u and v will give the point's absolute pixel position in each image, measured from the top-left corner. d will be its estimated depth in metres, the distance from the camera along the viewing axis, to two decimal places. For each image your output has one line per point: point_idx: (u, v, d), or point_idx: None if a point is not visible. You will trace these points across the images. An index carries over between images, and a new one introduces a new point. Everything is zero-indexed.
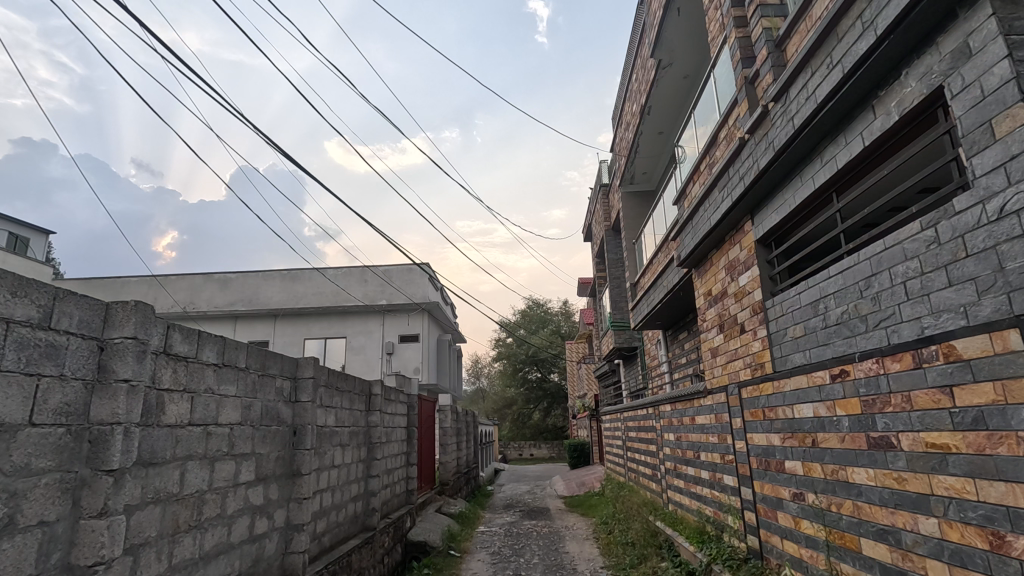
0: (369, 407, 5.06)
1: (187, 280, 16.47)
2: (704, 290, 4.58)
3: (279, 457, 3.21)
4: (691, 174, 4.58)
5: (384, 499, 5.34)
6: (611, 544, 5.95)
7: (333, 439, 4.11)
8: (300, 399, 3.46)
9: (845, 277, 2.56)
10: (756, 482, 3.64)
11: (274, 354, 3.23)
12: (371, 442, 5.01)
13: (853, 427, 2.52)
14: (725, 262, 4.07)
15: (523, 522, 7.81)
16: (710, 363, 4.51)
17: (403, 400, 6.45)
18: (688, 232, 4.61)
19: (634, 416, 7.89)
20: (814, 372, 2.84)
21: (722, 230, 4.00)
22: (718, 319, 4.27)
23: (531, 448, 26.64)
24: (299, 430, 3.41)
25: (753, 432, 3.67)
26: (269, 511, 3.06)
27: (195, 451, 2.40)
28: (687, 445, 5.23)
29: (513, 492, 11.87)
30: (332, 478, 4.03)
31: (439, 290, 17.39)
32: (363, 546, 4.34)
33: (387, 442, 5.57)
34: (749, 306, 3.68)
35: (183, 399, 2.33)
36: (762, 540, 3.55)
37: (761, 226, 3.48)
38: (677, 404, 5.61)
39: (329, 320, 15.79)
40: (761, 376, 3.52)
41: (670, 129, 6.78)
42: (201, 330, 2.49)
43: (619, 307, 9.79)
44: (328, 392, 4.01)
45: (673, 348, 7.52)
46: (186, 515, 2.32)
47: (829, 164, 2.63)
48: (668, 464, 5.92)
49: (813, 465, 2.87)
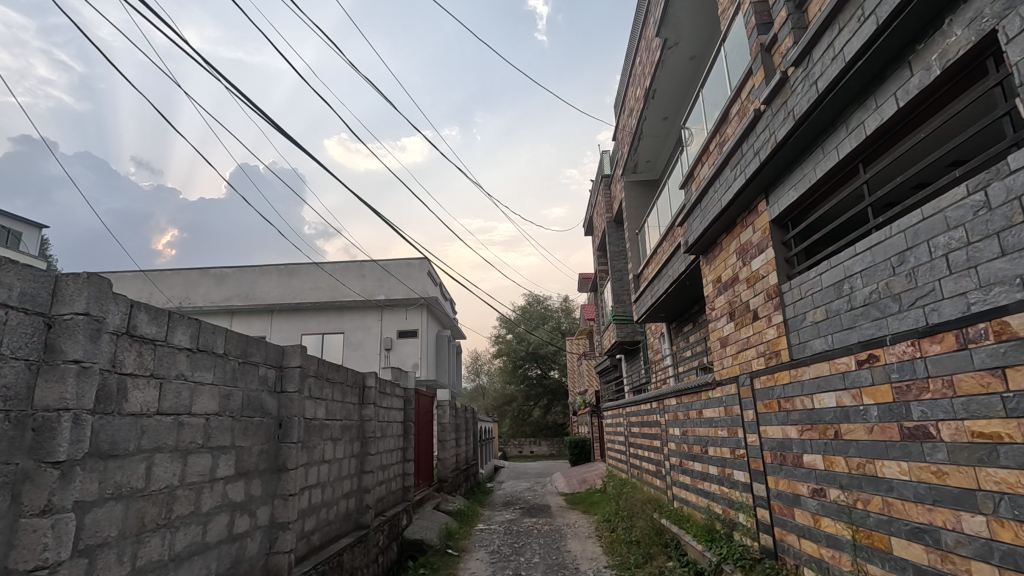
0: (362, 400, 4.85)
1: (183, 275, 16.27)
2: (712, 277, 4.38)
3: (263, 451, 3.00)
4: (699, 155, 4.36)
5: (379, 497, 5.13)
6: (614, 542, 5.75)
7: (324, 432, 3.90)
8: (286, 389, 3.25)
9: (875, 254, 2.35)
10: (770, 478, 3.44)
11: (256, 340, 3.02)
12: (365, 436, 4.80)
13: (883, 417, 2.31)
14: (737, 246, 3.85)
15: (523, 519, 7.61)
16: (719, 353, 4.31)
17: (399, 393, 6.25)
18: (696, 216, 4.39)
19: (637, 411, 7.70)
20: (838, 359, 2.63)
21: (733, 212, 3.79)
22: (728, 307, 4.06)
23: (532, 445, 26.47)
24: (285, 422, 3.21)
25: (767, 425, 3.46)
26: (252, 508, 2.86)
27: (164, 443, 2.19)
28: (694, 440, 5.03)
29: (514, 489, 11.67)
30: (321, 473, 3.83)
31: (439, 284, 17.18)
32: (355, 545, 4.14)
33: (382, 437, 5.36)
34: (763, 291, 3.47)
35: (149, 386, 2.12)
36: (777, 539, 3.34)
37: (776, 205, 3.27)
38: (683, 397, 5.40)
39: (326, 315, 15.58)
40: (776, 365, 3.32)
41: (675, 114, 6.57)
42: (171, 311, 2.28)
43: (621, 300, 9.57)
44: (317, 383, 3.80)
45: (678, 341, 7.32)
46: (153, 513, 2.11)
47: (856, 132, 2.42)
48: (673, 459, 5.72)
49: (836, 459, 2.66)
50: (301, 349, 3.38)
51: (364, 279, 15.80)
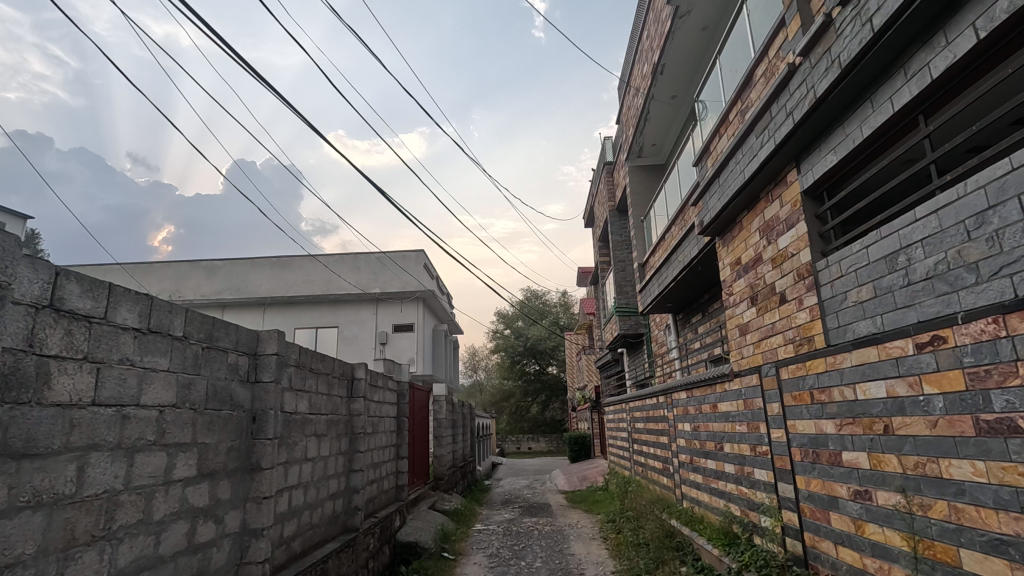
0: (351, 393, 4.49)
1: (173, 267, 15.86)
2: (731, 260, 4.03)
3: (233, 449, 2.65)
4: (717, 127, 4.01)
5: (369, 497, 4.78)
6: (621, 545, 5.41)
7: (306, 428, 3.55)
8: (261, 380, 2.90)
9: (943, 217, 2.01)
10: (800, 478, 3.11)
11: (225, 323, 2.66)
12: (353, 432, 4.44)
13: (951, 409, 1.98)
14: (760, 223, 3.51)
15: (522, 519, 7.29)
16: (737, 343, 3.97)
17: (392, 387, 5.90)
18: (713, 193, 4.05)
19: (641, 406, 7.37)
20: (889, 343, 2.29)
21: (756, 186, 3.44)
22: (749, 291, 3.72)
23: (529, 442, 26.17)
24: (259, 416, 2.85)
25: (796, 419, 3.13)
26: (219, 514, 2.51)
27: (102, 439, 1.84)
28: (707, 436, 4.71)
29: (512, 486, 11.36)
30: (303, 473, 3.48)
31: (435, 278, 16.82)
32: (343, 550, 3.80)
33: (373, 433, 5.02)
34: (792, 272, 3.13)
35: (82, 371, 1.77)
36: (808, 546, 3.02)
37: (810, 173, 2.93)
38: (695, 391, 5.06)
39: (320, 309, 15.21)
40: (808, 353, 2.98)
41: (685, 92, 6.21)
42: (111, 283, 1.92)
43: (623, 291, 9.24)
44: (299, 374, 3.45)
45: (685, 333, 6.99)
46: (88, 523, 1.76)
47: (918, 76, 2.08)
48: (683, 457, 5.41)
49: (886, 458, 2.34)
50: (279, 335, 3.03)
51: (359, 272, 15.45)
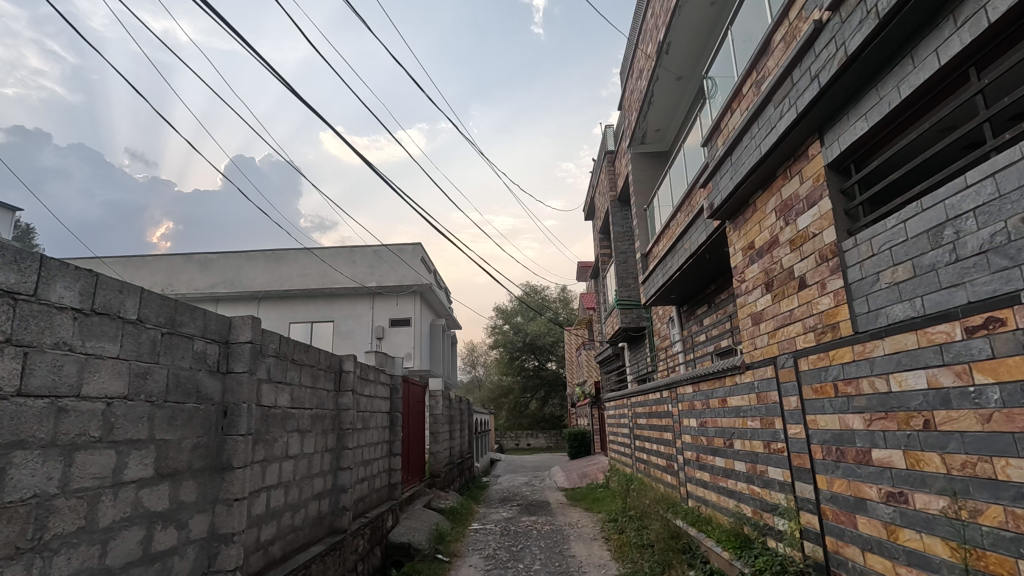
0: (338, 387, 4.23)
1: (166, 260, 15.59)
2: (743, 244, 3.78)
3: (201, 446, 2.40)
4: (729, 102, 3.76)
5: (358, 497, 4.53)
6: (624, 547, 5.17)
7: (287, 423, 3.30)
8: (233, 370, 2.64)
9: (1001, 181, 1.77)
10: (820, 478, 2.86)
11: (190, 307, 2.41)
12: (341, 428, 4.19)
13: (1009, 402, 1.73)
14: (777, 203, 3.26)
15: (521, 518, 7.05)
16: (750, 333, 3.71)
17: (385, 380, 5.66)
18: (724, 172, 3.79)
19: (644, 401, 7.13)
20: (931, 327, 2.05)
21: (773, 163, 3.19)
22: (764, 277, 3.47)
23: (528, 438, 25.94)
24: (231, 410, 2.60)
25: (816, 414, 2.89)
26: (183, 518, 2.26)
27: (31, 435, 1.59)
28: (715, 432, 4.47)
29: (511, 483, 11.13)
30: (284, 472, 3.23)
31: (432, 271, 16.55)
32: (329, 553, 3.56)
33: (363, 429, 4.77)
34: (814, 254, 2.88)
35: (5, 356, 1.52)
36: (830, 551, 2.77)
37: (834, 144, 2.67)
38: (702, 385, 4.81)
39: (315, 303, 14.94)
40: (831, 341, 2.73)
41: (691, 73, 5.95)
42: (44, 256, 1.67)
43: (625, 283, 8.99)
44: (278, 365, 3.20)
45: (689, 326, 6.75)
46: (11, 534, 1.51)
47: (970, 22, 1.83)
48: (689, 454, 5.19)
49: (926, 457, 2.09)
50: (254, 322, 2.77)
51: (355, 265, 15.20)
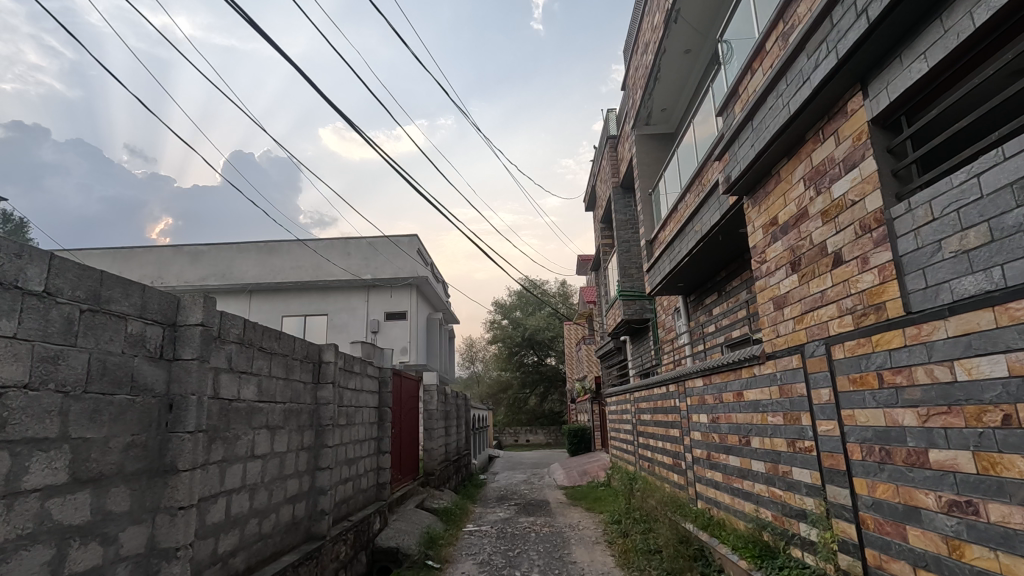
0: (317, 379, 3.87)
1: (156, 253, 15.21)
2: (764, 221, 3.41)
3: (137, 446, 2.03)
4: (749, 62, 3.38)
5: (340, 499, 4.16)
6: (628, 552, 4.83)
7: (253, 418, 2.93)
8: (181, 357, 2.27)
9: None
10: (859, 482, 2.50)
11: (124, 281, 2.04)
12: (319, 425, 3.82)
13: None
14: (806, 171, 2.88)
15: (518, 518, 6.70)
16: (772, 319, 3.34)
17: (373, 373, 5.29)
18: (743, 141, 3.41)
19: (648, 396, 6.77)
20: (1016, 302, 1.69)
21: (802, 125, 2.81)
22: (790, 256, 3.10)
23: (528, 434, 25.60)
24: (177, 403, 2.23)
25: (854, 409, 2.52)
26: (112, 531, 1.90)
27: None
28: (729, 429, 4.11)
29: (509, 481, 10.79)
30: (249, 473, 2.86)
31: (429, 264, 16.17)
32: (304, 563, 3.19)
33: (346, 425, 4.41)
34: (852, 225, 2.51)
35: None
36: (871, 566, 2.41)
37: (881, 94, 2.30)
38: (714, 377, 4.44)
39: (308, 296, 14.55)
40: (875, 325, 2.36)
41: (700, 45, 5.57)
42: None
43: (627, 274, 8.61)
44: (241, 352, 2.82)
45: (696, 316, 6.38)
46: None
47: None
48: (698, 453, 4.85)
49: (1006, 460, 1.73)
50: (207, 302, 2.39)
51: (350, 257, 14.82)
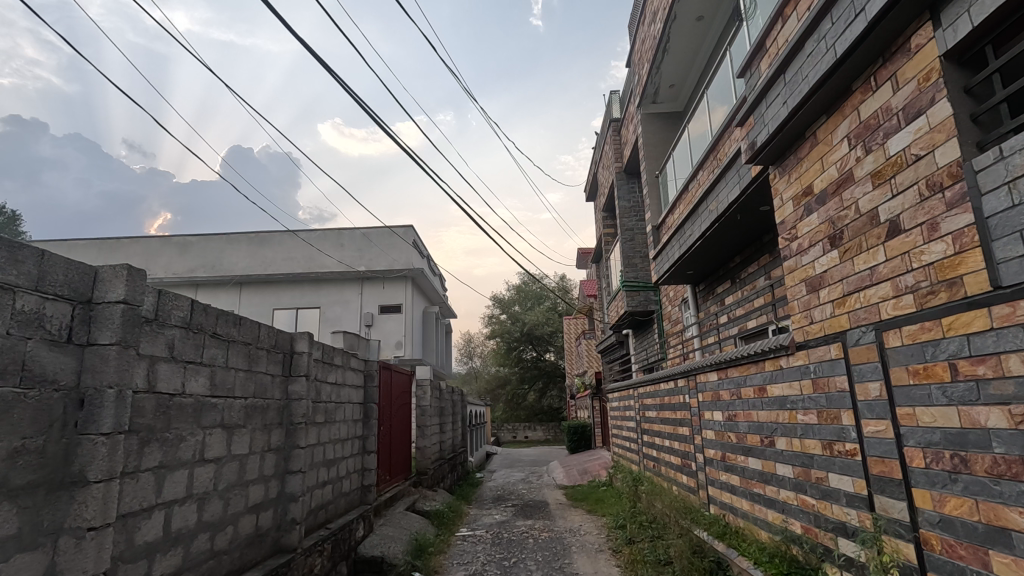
0: (288, 372, 3.44)
1: (143, 244, 14.76)
2: (795, 191, 2.99)
3: (28, 453, 1.61)
4: (781, 8, 2.95)
5: (316, 505, 3.74)
6: (635, 561, 4.43)
7: (202, 416, 2.50)
8: (97, 343, 1.84)
9: None
10: (921, 495, 2.08)
11: (15, 245, 1.63)
12: (289, 423, 3.39)
13: None
14: (852, 127, 2.46)
15: (516, 522, 6.30)
16: (804, 303, 2.93)
17: (357, 366, 4.87)
18: (772, 99, 2.98)
19: (654, 392, 6.37)
20: None
21: (850, 71, 2.38)
22: (828, 229, 2.68)
23: (526, 431, 25.21)
24: (90, 399, 1.80)
25: (915, 407, 2.10)
26: None
27: None
28: (750, 428, 3.69)
29: (507, 480, 10.39)
30: (197, 480, 2.44)
31: (426, 256, 15.73)
32: None
33: (324, 423, 3.98)
34: (915, 185, 2.09)
35: None
36: None
37: (960, 19, 1.86)
38: (731, 371, 4.03)
39: (300, 288, 14.14)
40: (947, 305, 1.94)
41: (714, 11, 5.15)
42: None
43: (631, 263, 8.18)
44: (186, 339, 2.39)
45: (707, 306, 5.97)
46: None
47: None
48: (711, 453, 4.45)
49: None
50: (133, 274, 1.95)
51: (343, 248, 14.38)
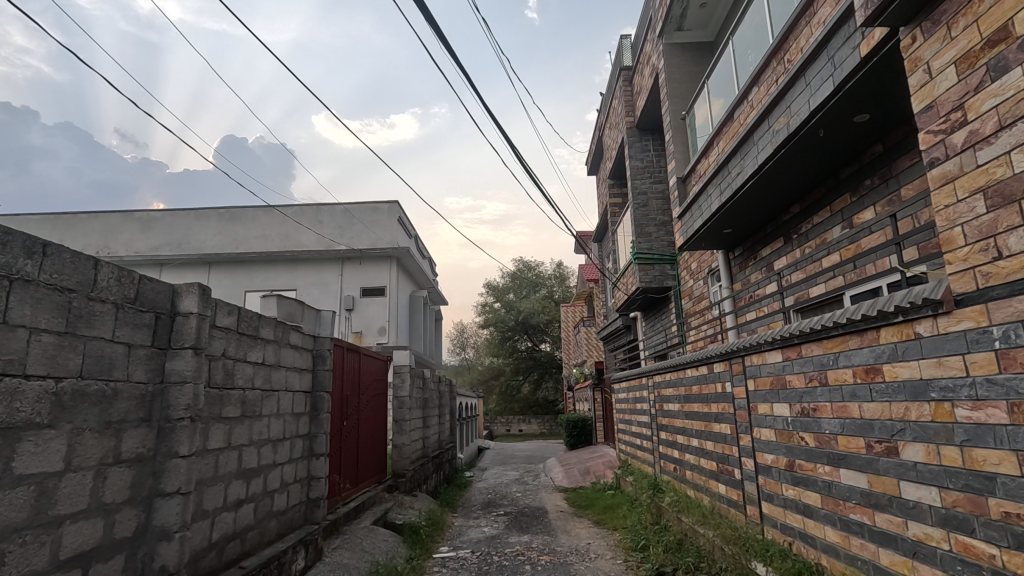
0: (163, 343, 2.25)
1: (102, 219, 13.44)
2: (962, 50, 1.86)
3: None
4: None
5: (216, 538, 2.57)
6: None
7: None
8: None
9: None
10: None
11: None
12: (161, 422, 2.20)
13: None
14: None
15: (508, 537, 5.19)
16: (978, 228, 1.80)
17: (301, 343, 3.70)
18: None
19: (676, 380, 5.24)
20: None
21: None
22: None
23: (520, 424, 24.11)
24: None
25: None
26: None
27: None
28: (846, 427, 2.57)
29: (499, 480, 9.29)
30: None
31: (412, 235, 14.52)
32: None
33: (236, 419, 2.80)
34: None
35: None
36: None
37: None
38: (808, 349, 2.89)
39: (275, 269, 12.89)
40: None
41: None
42: None
43: (643, 232, 7.02)
44: None
45: (745, 274, 4.82)
46: None
47: None
48: (770, 459, 3.32)
49: None
50: None
51: (322, 226, 13.17)
